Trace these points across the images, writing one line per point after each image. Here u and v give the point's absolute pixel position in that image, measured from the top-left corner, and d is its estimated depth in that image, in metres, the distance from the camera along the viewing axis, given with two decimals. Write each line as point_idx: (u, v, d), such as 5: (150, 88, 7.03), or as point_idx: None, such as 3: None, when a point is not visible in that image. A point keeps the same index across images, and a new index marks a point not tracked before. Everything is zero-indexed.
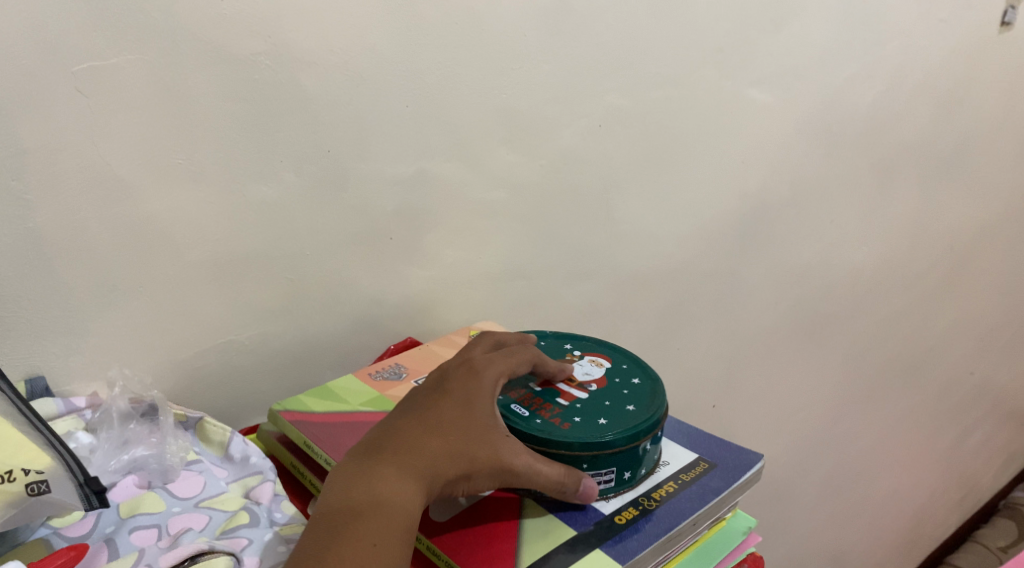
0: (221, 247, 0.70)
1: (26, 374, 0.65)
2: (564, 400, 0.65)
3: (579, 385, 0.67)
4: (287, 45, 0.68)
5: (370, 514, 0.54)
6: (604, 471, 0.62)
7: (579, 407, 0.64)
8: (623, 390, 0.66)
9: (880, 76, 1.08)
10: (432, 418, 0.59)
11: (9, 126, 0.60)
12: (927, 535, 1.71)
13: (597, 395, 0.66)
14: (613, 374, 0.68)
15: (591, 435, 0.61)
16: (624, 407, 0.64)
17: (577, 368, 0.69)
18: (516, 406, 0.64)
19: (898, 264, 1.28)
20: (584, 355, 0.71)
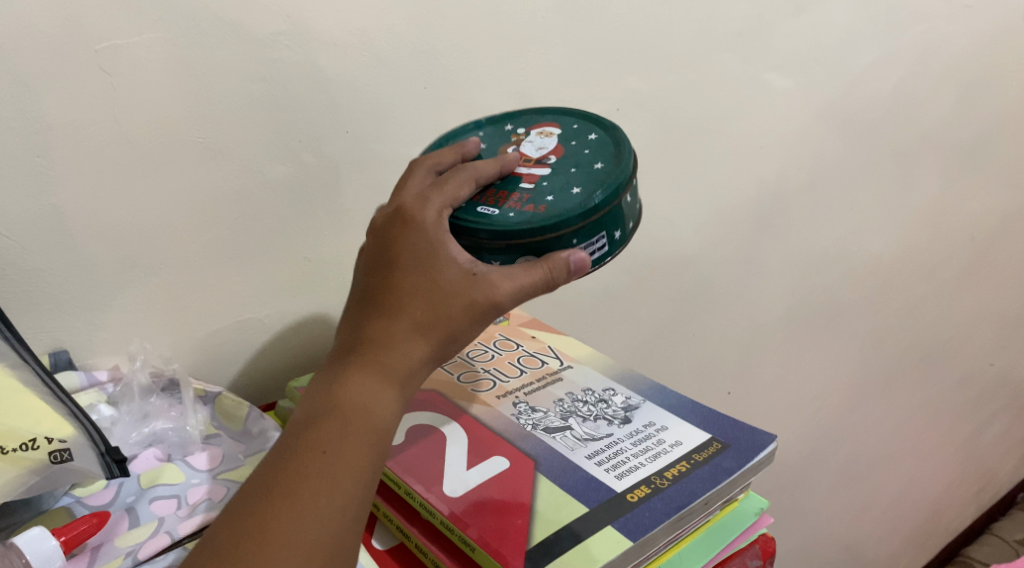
0: (240, 225, 0.71)
1: (49, 348, 0.67)
2: (529, 183, 0.62)
3: (536, 162, 0.64)
4: (307, 26, 0.68)
5: (339, 419, 0.54)
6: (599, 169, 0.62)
7: (545, 186, 0.62)
8: (583, 151, 0.64)
9: (901, 62, 1.07)
10: (386, 303, 0.57)
11: (35, 103, 0.61)
12: (943, 527, 1.70)
13: (557, 167, 0.63)
14: (568, 140, 0.66)
15: (568, 214, 0.59)
16: (592, 169, 0.62)
17: (528, 146, 0.66)
18: (481, 207, 0.61)
19: (918, 252, 1.27)
20: (529, 130, 0.68)
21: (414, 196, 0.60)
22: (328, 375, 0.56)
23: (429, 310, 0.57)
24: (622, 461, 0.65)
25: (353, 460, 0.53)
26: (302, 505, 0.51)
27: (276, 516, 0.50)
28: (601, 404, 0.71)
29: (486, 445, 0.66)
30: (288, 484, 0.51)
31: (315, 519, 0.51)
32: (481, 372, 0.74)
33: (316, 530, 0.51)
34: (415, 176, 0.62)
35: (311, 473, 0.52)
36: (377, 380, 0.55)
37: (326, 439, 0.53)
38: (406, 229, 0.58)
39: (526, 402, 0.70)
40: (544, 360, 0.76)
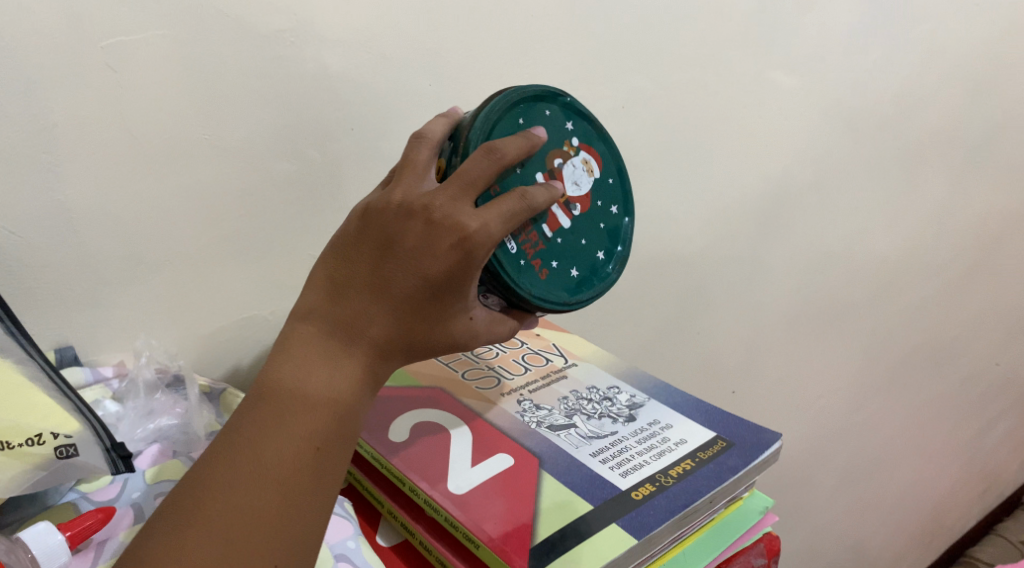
0: (246, 221, 0.71)
1: (55, 345, 0.67)
2: (548, 233, 0.63)
3: (564, 204, 0.64)
4: (313, 23, 0.68)
5: (334, 417, 0.55)
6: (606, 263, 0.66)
7: (558, 245, 0.64)
8: (600, 223, 0.66)
9: (908, 60, 1.07)
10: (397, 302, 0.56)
11: (41, 99, 0.61)
12: (948, 527, 1.69)
13: (577, 225, 0.65)
14: (596, 196, 0.66)
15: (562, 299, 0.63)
16: (595, 255, 0.66)
17: (569, 174, 0.64)
18: (507, 237, 0.60)
19: (924, 251, 1.26)
20: (580, 149, 0.66)
21: (477, 216, 0.56)
22: (329, 359, 0.56)
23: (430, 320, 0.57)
24: (627, 459, 0.65)
25: (331, 457, 0.55)
26: (292, 499, 0.53)
27: (267, 505, 0.52)
28: (605, 402, 0.70)
29: (491, 442, 0.66)
30: (281, 475, 0.53)
31: (300, 515, 0.53)
32: (485, 370, 0.74)
33: (300, 526, 0.53)
34: (484, 168, 0.57)
35: (303, 469, 0.53)
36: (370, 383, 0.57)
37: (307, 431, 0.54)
38: (455, 249, 0.56)
39: (530, 400, 0.70)
40: (548, 358, 0.76)
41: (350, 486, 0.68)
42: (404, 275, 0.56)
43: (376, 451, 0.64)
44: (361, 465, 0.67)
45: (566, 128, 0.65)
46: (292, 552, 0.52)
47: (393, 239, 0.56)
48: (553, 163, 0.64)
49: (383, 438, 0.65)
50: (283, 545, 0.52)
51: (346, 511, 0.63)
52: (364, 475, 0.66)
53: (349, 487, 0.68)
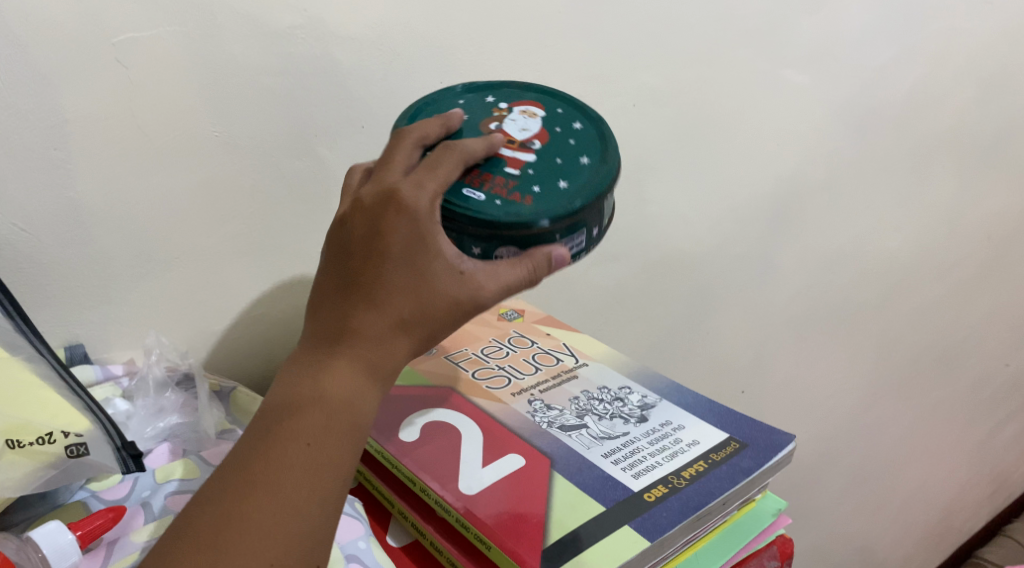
0: (256, 219, 0.71)
1: (65, 342, 0.67)
2: (514, 169, 0.58)
3: (521, 145, 0.60)
4: (324, 19, 0.68)
5: (324, 412, 0.52)
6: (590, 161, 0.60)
7: (533, 172, 0.58)
8: (568, 139, 0.61)
9: (921, 59, 1.06)
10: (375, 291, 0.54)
11: (52, 95, 0.61)
12: (958, 528, 1.68)
13: (545, 153, 0.60)
14: (552, 124, 0.62)
15: (555, 212, 0.56)
16: (576, 162, 0.60)
17: (511, 125, 0.61)
18: (467, 190, 0.57)
19: (937, 252, 1.25)
20: (512, 108, 0.63)
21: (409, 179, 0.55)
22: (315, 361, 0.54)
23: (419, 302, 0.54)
24: (639, 460, 0.64)
25: (332, 453, 0.51)
26: (284, 497, 0.50)
27: (256, 506, 0.49)
28: (616, 402, 0.70)
29: (502, 442, 0.65)
30: (271, 474, 0.50)
31: (294, 514, 0.50)
32: (495, 369, 0.73)
33: (295, 525, 0.49)
34: (401, 149, 0.57)
35: (293, 467, 0.50)
36: (363, 373, 0.53)
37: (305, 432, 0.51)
38: (397, 213, 0.54)
39: (541, 400, 0.70)
40: (559, 358, 0.76)
41: (360, 485, 0.68)
42: (369, 261, 0.54)
43: (387, 451, 0.64)
44: (372, 465, 0.66)
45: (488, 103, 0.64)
46: (287, 552, 0.49)
47: (351, 238, 0.54)
48: (488, 127, 0.61)
49: (394, 437, 0.65)
50: (278, 545, 0.49)
51: (356, 510, 0.63)
52: (374, 475, 0.66)
53: (359, 486, 0.67)
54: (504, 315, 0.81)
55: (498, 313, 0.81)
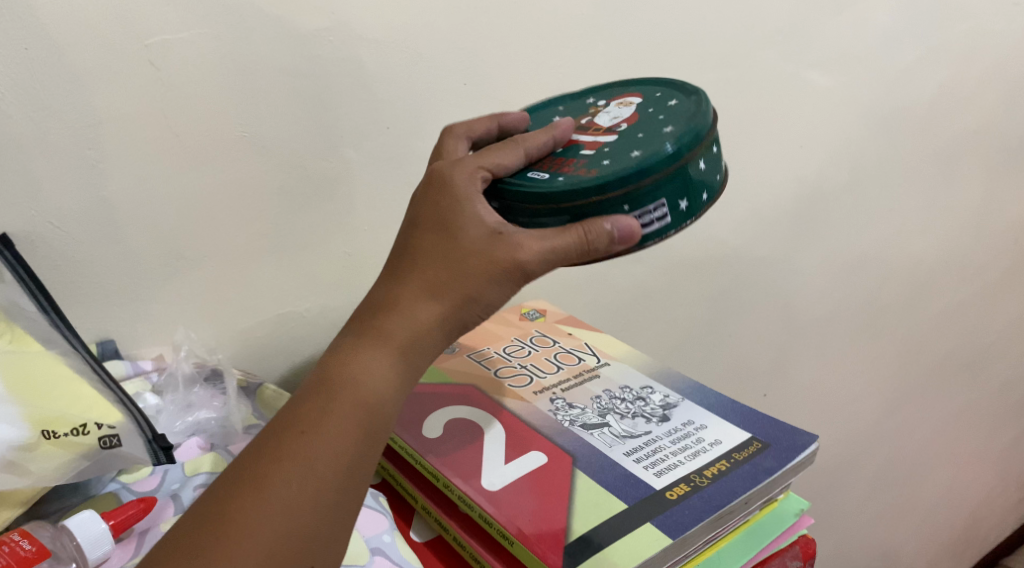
0: (282, 219, 0.72)
1: (97, 338, 0.68)
2: (590, 151, 0.59)
3: (605, 132, 0.61)
4: (350, 21, 0.69)
5: (327, 393, 0.52)
6: (665, 128, 0.59)
7: (606, 150, 0.59)
8: (659, 116, 0.60)
9: (950, 60, 1.04)
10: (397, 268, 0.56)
11: (86, 96, 0.62)
12: (990, 536, 1.65)
13: (628, 131, 0.60)
14: (646, 107, 0.62)
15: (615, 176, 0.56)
16: (660, 133, 0.58)
17: (604, 116, 0.63)
18: (534, 171, 0.59)
19: (969, 258, 1.23)
20: (610, 102, 0.65)
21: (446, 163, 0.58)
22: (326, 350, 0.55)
23: (441, 277, 0.55)
24: (661, 459, 0.64)
25: (342, 443, 0.51)
26: (273, 492, 0.48)
27: (243, 501, 0.48)
28: (638, 402, 0.70)
29: (524, 440, 0.66)
30: (261, 469, 0.49)
31: (284, 511, 0.48)
32: (518, 368, 0.74)
33: (281, 516, 0.48)
34: (450, 139, 0.62)
35: (288, 459, 0.49)
36: (377, 346, 0.54)
37: (328, 426, 0.51)
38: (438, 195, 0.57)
39: (562, 398, 0.70)
40: (581, 357, 0.76)
41: (384, 481, 0.69)
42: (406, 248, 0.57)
43: (411, 448, 0.65)
44: (396, 463, 0.67)
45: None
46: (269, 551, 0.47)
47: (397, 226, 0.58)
48: (581, 122, 0.63)
49: (417, 434, 0.65)
50: (259, 540, 0.47)
51: (380, 504, 0.64)
52: (399, 472, 0.66)
53: (383, 482, 0.68)
54: (526, 314, 0.82)
55: (520, 313, 0.82)
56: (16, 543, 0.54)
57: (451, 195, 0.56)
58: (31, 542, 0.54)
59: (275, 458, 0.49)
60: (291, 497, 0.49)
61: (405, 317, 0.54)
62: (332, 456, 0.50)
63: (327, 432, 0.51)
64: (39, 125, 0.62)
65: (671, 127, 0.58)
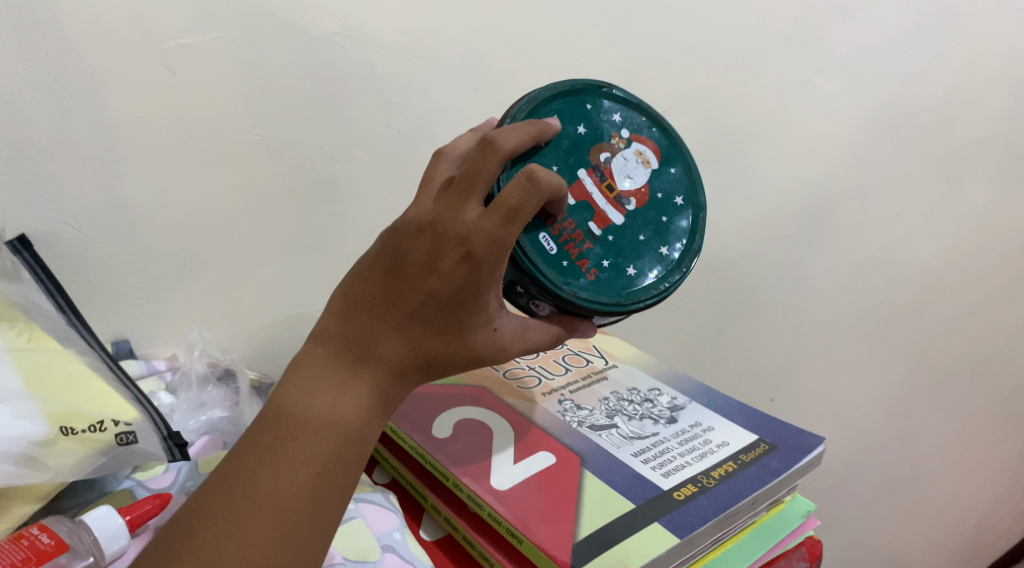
0: (295, 221, 0.73)
1: (112, 337, 0.69)
2: (597, 230, 0.62)
3: (616, 200, 0.63)
4: (363, 26, 0.70)
5: (340, 445, 0.54)
6: (665, 250, 0.64)
7: (609, 243, 0.63)
8: (662, 219, 0.65)
9: (958, 67, 1.05)
10: (413, 317, 0.56)
11: (103, 98, 0.63)
12: (998, 545, 1.65)
13: (631, 220, 0.64)
14: (655, 188, 0.65)
15: (614, 299, 0.61)
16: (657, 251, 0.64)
17: (620, 167, 0.64)
18: (544, 236, 0.60)
19: (977, 265, 1.23)
20: (631, 141, 0.65)
21: (481, 223, 0.54)
22: (334, 380, 0.55)
23: (448, 344, 0.56)
24: (669, 459, 0.65)
25: (342, 490, 0.54)
26: (285, 527, 0.51)
27: (258, 537, 0.51)
28: (646, 403, 0.71)
29: (533, 441, 0.66)
30: (275, 501, 0.51)
31: (292, 550, 0.51)
32: (526, 369, 0.75)
33: (285, 551, 0.51)
34: (490, 160, 0.55)
35: (301, 499, 0.52)
36: (383, 407, 0.56)
37: (333, 475, 0.53)
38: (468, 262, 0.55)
39: (571, 400, 0.71)
40: (589, 359, 0.77)
41: (393, 480, 0.69)
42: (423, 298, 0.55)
43: (422, 448, 0.65)
44: (406, 462, 0.68)
45: (578, 135, 0.63)
46: None
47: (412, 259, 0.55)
48: (599, 161, 0.64)
49: (427, 434, 0.66)
50: None
51: (391, 502, 0.65)
52: (408, 471, 0.67)
53: (392, 481, 0.69)
54: None
55: None
56: (35, 537, 0.55)
57: (481, 278, 0.55)
58: (49, 535, 0.55)
59: (280, 491, 0.52)
60: (295, 535, 0.51)
61: (408, 381, 0.57)
62: (331, 501, 0.53)
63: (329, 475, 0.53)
64: (57, 126, 0.63)
65: (670, 253, 0.64)
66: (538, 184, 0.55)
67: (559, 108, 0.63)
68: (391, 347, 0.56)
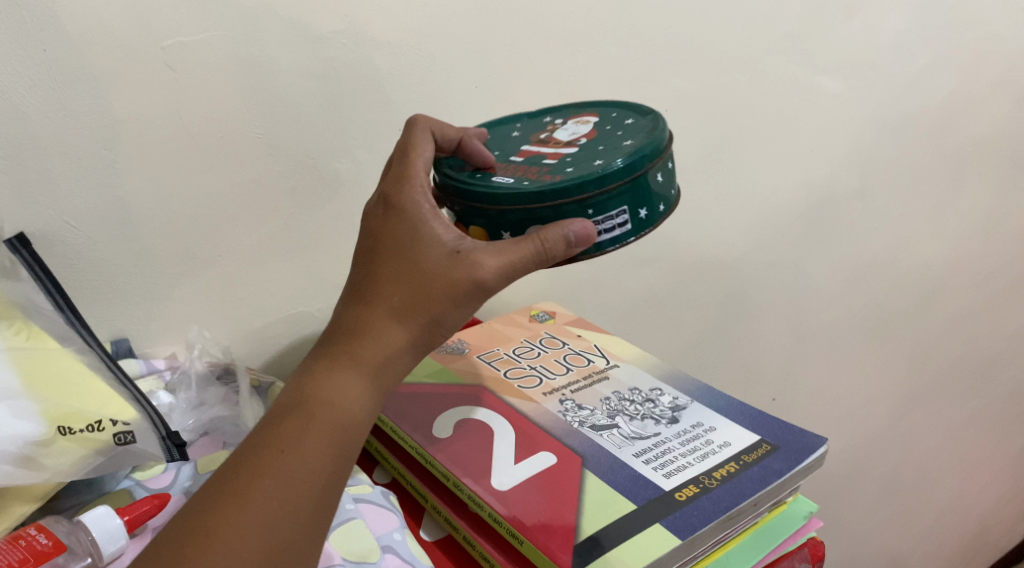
0: (296, 219, 0.73)
1: (111, 336, 0.69)
2: (551, 160, 0.62)
3: (565, 145, 0.64)
4: (365, 24, 0.70)
5: (303, 413, 0.52)
6: (623, 141, 0.62)
7: (569, 160, 0.61)
8: (617, 133, 0.64)
9: (961, 66, 1.04)
10: (365, 290, 0.56)
11: (103, 97, 0.63)
12: (1000, 546, 1.64)
13: (589, 145, 0.63)
14: (604, 125, 0.66)
15: (588, 179, 0.58)
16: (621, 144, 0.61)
17: (563, 132, 0.67)
18: (499, 177, 0.61)
19: (981, 264, 1.23)
20: (567, 121, 0.69)
21: (389, 180, 0.60)
22: (302, 369, 0.55)
23: (410, 297, 0.56)
24: (671, 460, 0.65)
25: (318, 458, 0.51)
26: (254, 504, 0.49)
27: (235, 521, 0.48)
28: (647, 403, 0.70)
29: (534, 440, 0.66)
30: (241, 482, 0.49)
31: (265, 524, 0.49)
32: (527, 369, 0.74)
33: (262, 529, 0.48)
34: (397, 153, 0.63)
35: (267, 473, 0.50)
36: (352, 369, 0.54)
37: (302, 442, 0.51)
38: (392, 214, 0.58)
39: (572, 399, 0.71)
40: (591, 359, 0.76)
41: (393, 480, 0.69)
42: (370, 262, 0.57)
43: (420, 447, 0.65)
44: (404, 461, 0.68)
45: (513, 137, 0.68)
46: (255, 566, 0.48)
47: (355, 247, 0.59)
48: (539, 139, 0.67)
49: (427, 434, 0.66)
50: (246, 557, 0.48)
51: (390, 502, 0.65)
52: (408, 470, 0.67)
53: (393, 481, 0.69)
54: (536, 316, 0.83)
55: (530, 314, 0.83)
56: (33, 537, 0.54)
57: (407, 213, 0.58)
58: (47, 536, 0.55)
59: (251, 471, 0.50)
60: (270, 511, 0.49)
61: (374, 338, 0.55)
62: (307, 472, 0.50)
63: (303, 448, 0.51)
64: (57, 125, 0.62)
65: (627, 141, 0.62)
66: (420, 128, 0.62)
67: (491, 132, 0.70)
68: (354, 318, 0.55)
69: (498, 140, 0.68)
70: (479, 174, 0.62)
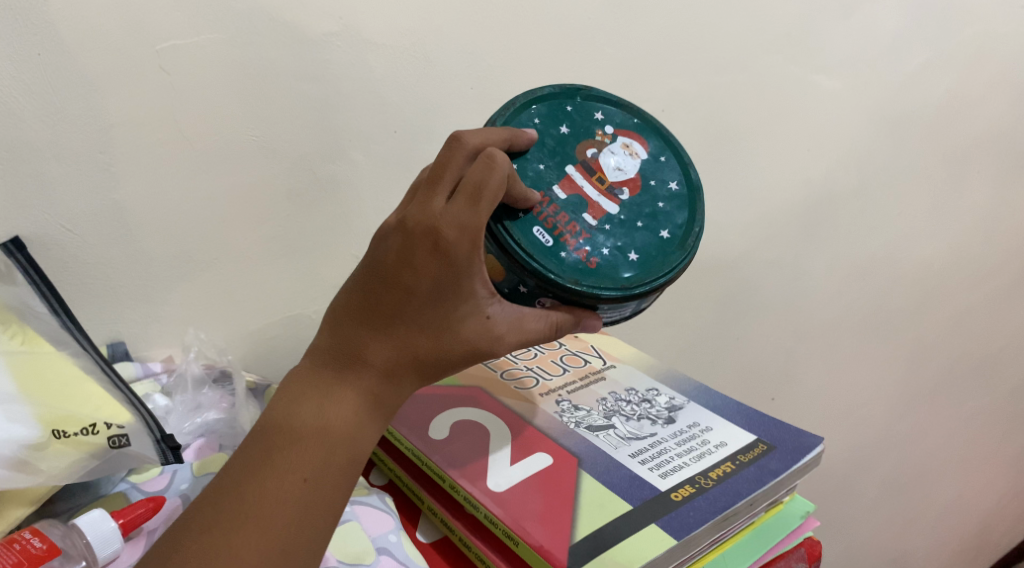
0: (292, 221, 0.73)
1: (107, 339, 0.69)
2: (591, 219, 0.62)
3: (608, 190, 0.63)
4: (359, 26, 0.70)
5: (329, 449, 0.54)
6: (662, 232, 0.63)
7: (607, 233, 0.62)
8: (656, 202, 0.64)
9: (959, 63, 1.04)
10: (390, 319, 0.56)
11: (98, 101, 0.63)
12: (1003, 544, 1.64)
13: (627, 208, 0.63)
14: (647, 175, 0.65)
15: (617, 284, 0.60)
16: (657, 236, 0.62)
17: (609, 159, 0.64)
18: (539, 229, 0.60)
19: (980, 261, 1.22)
20: (616, 135, 0.66)
21: (450, 211, 0.55)
22: (323, 389, 0.56)
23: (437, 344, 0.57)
24: (666, 460, 0.65)
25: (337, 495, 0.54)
26: (274, 533, 0.52)
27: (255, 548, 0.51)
28: (644, 404, 0.70)
29: (531, 441, 0.66)
30: (262, 509, 0.52)
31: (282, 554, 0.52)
32: (524, 370, 0.74)
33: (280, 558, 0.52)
34: (457, 154, 0.57)
35: (291, 505, 0.53)
36: (371, 410, 0.56)
37: (326, 480, 0.54)
38: (440, 256, 0.55)
39: (569, 400, 0.71)
40: (587, 359, 0.76)
41: (390, 481, 0.69)
42: (399, 291, 0.56)
43: (417, 449, 0.65)
44: (402, 464, 0.67)
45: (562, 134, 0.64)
46: None
47: (384, 261, 0.56)
48: (585, 155, 0.64)
49: (425, 436, 0.66)
50: None
51: (386, 503, 0.65)
52: (406, 473, 0.67)
53: (389, 483, 0.69)
54: None
55: None
56: (28, 541, 0.54)
57: (458, 267, 0.55)
58: (42, 539, 0.55)
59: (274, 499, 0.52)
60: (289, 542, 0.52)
61: (398, 385, 0.57)
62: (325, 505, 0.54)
63: (323, 482, 0.54)
64: (52, 129, 0.62)
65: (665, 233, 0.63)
66: (497, 161, 0.56)
67: (540, 112, 0.65)
68: (376, 351, 0.56)
69: (544, 140, 0.64)
70: (523, 213, 0.60)
